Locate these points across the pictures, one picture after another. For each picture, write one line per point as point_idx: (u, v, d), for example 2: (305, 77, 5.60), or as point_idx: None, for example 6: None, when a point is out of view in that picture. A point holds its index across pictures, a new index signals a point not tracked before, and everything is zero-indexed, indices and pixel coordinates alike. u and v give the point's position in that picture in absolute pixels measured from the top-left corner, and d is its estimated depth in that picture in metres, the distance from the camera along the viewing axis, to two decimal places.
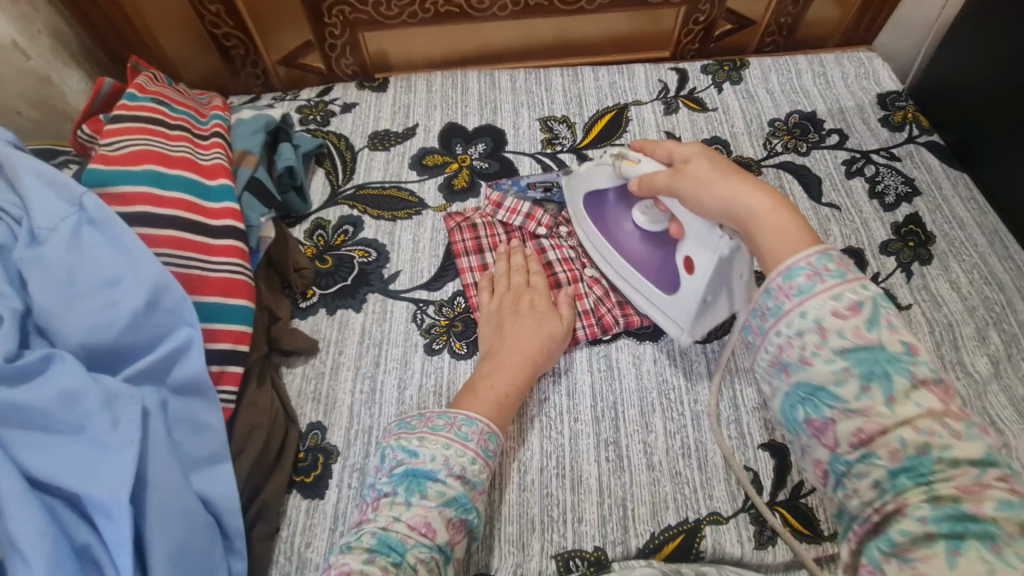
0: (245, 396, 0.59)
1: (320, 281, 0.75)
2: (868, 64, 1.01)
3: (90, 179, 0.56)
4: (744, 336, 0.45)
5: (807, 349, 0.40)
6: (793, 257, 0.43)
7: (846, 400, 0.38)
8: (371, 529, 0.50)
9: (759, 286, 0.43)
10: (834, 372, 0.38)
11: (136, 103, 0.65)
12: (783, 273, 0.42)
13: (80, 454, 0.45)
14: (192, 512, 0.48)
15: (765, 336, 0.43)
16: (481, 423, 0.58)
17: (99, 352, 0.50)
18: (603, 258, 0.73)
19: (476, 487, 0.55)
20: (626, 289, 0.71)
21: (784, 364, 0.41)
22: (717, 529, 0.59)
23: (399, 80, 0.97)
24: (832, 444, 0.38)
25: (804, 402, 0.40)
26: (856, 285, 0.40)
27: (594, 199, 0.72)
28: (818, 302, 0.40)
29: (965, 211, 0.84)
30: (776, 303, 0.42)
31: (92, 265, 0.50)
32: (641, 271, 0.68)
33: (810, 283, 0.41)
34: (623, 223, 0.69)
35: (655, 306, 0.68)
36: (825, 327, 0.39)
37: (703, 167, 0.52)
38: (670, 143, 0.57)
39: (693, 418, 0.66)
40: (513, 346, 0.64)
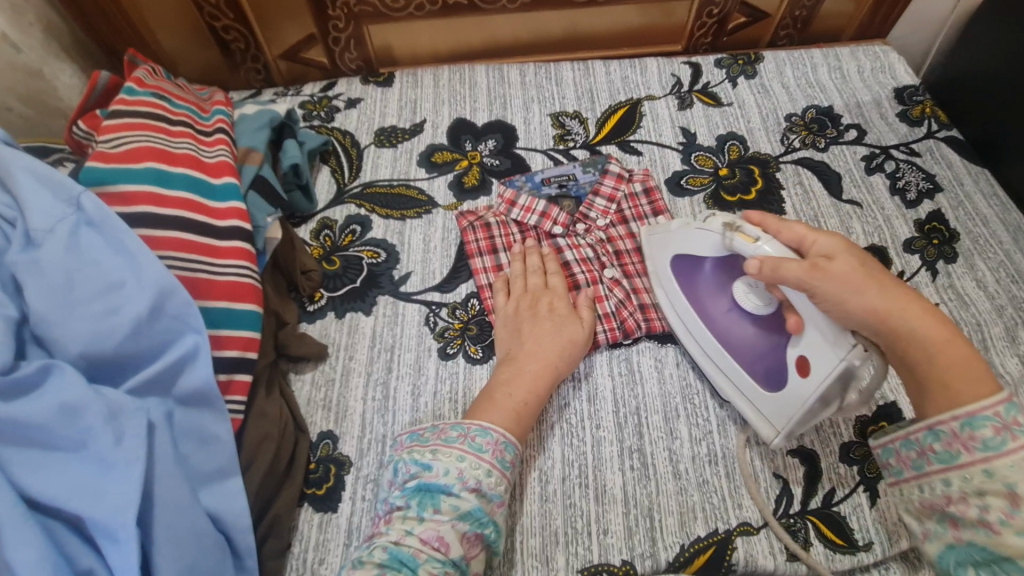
0: (254, 405, 0.56)
1: (327, 283, 0.72)
2: (884, 58, 0.99)
3: (88, 178, 0.53)
4: (899, 465, 0.50)
5: (989, 511, 0.42)
6: (975, 403, 0.44)
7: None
8: (382, 543, 0.48)
9: (924, 425, 0.47)
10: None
11: (135, 98, 0.62)
12: (960, 421, 0.44)
13: (83, 473, 0.42)
14: (202, 532, 0.45)
15: (931, 477, 0.47)
16: (496, 433, 0.55)
17: (101, 362, 0.47)
18: (684, 329, 0.66)
19: (493, 500, 0.52)
20: (709, 369, 0.64)
21: (952, 516, 0.45)
22: (748, 540, 0.57)
23: (405, 75, 0.94)
24: None
25: (979, 563, 0.42)
26: None
27: (685, 261, 0.65)
28: (1007, 461, 0.42)
29: (988, 207, 0.82)
30: (950, 450, 0.45)
31: (92, 270, 0.47)
32: (734, 355, 0.62)
33: (997, 438, 0.43)
34: (720, 299, 0.63)
35: (743, 396, 0.61)
36: (1016, 493, 0.41)
37: (848, 272, 0.51)
38: (797, 229, 0.56)
39: (719, 424, 0.64)
40: (533, 351, 0.62)
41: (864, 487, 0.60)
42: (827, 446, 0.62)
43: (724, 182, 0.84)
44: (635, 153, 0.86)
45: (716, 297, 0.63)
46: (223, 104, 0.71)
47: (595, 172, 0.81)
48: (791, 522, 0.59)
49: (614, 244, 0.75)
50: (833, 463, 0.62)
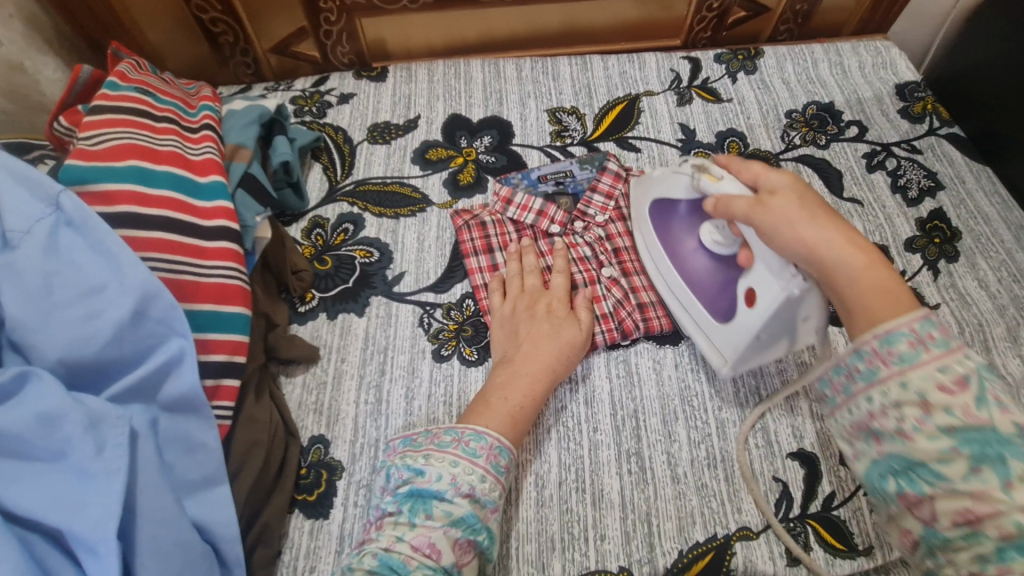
0: (243, 411, 0.55)
1: (319, 283, 0.71)
2: (885, 53, 0.97)
3: (67, 176, 0.51)
4: (822, 390, 0.48)
5: (906, 422, 0.41)
6: (893, 321, 0.44)
7: (950, 478, 0.39)
8: (372, 550, 0.47)
9: (850, 347, 0.45)
10: (939, 450, 0.40)
11: (119, 93, 0.59)
12: (880, 337, 0.43)
13: (61, 484, 0.40)
14: (188, 543, 0.44)
15: (853, 398, 0.45)
16: (491, 438, 0.54)
17: (82, 368, 0.45)
18: (655, 269, 0.68)
19: (487, 506, 0.51)
20: (673, 304, 0.66)
21: (874, 432, 0.43)
22: (747, 545, 0.56)
23: (398, 69, 0.92)
24: (929, 518, 0.40)
25: (899, 474, 0.42)
26: (959, 356, 0.41)
27: (662, 204, 0.67)
28: (922, 372, 0.41)
29: (989, 206, 0.81)
30: (870, 366, 0.44)
31: (72, 273, 0.45)
32: (694, 289, 0.63)
33: (913, 351, 0.42)
34: (688, 237, 0.64)
35: (701, 330, 0.64)
36: (929, 402, 0.41)
37: (790, 205, 0.51)
38: (755, 167, 0.56)
39: (718, 427, 0.63)
40: (531, 354, 0.60)
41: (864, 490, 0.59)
42: (828, 449, 0.62)
43: None
44: (633, 149, 0.85)
45: (682, 235, 0.65)
46: (210, 99, 0.69)
47: (592, 169, 0.80)
48: (791, 526, 0.58)
49: (612, 242, 0.74)
50: (833, 465, 0.61)
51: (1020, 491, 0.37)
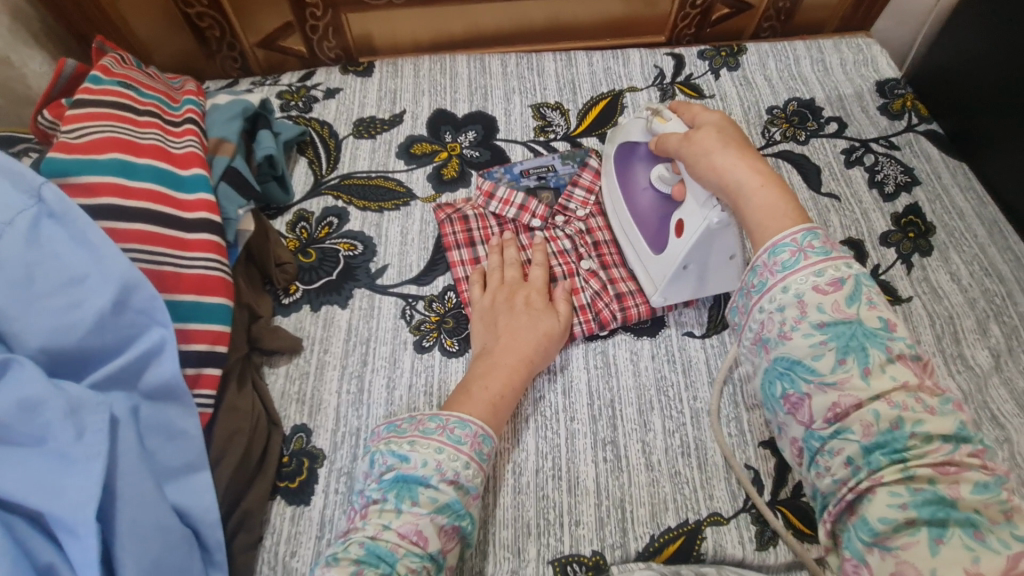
0: (224, 400, 0.56)
1: (303, 275, 0.72)
2: (867, 51, 0.98)
3: (50, 169, 0.52)
4: (732, 317, 0.51)
5: (787, 324, 0.45)
6: (780, 235, 0.48)
7: (821, 372, 0.43)
8: (359, 539, 0.47)
9: (747, 266, 0.49)
10: (811, 346, 0.44)
11: (102, 87, 0.60)
12: (768, 251, 0.48)
13: (42, 468, 0.41)
14: (168, 526, 0.45)
15: (751, 313, 0.48)
16: (475, 425, 0.55)
17: (63, 356, 0.46)
18: (612, 208, 0.73)
19: (470, 492, 0.52)
20: (624, 238, 0.72)
21: (765, 341, 0.47)
22: (717, 530, 0.58)
23: (384, 64, 0.93)
24: (807, 420, 0.44)
25: (783, 376, 0.45)
26: (838, 263, 0.46)
27: (625, 147, 0.72)
28: (800, 277, 0.46)
29: (964, 201, 0.83)
30: (761, 279, 0.48)
31: (54, 263, 0.46)
32: (639, 223, 0.69)
33: (794, 259, 0.47)
34: (641, 177, 0.69)
35: (642, 262, 0.69)
36: (805, 301, 0.45)
37: (710, 135, 0.57)
38: (695, 109, 0.62)
39: (692, 416, 0.64)
40: (509, 345, 0.62)
41: None
42: None
43: None
44: None
45: (636, 174, 0.69)
46: (194, 93, 0.70)
47: (574, 164, 0.81)
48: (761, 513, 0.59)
49: (592, 235, 0.75)
50: None
51: (877, 377, 0.42)
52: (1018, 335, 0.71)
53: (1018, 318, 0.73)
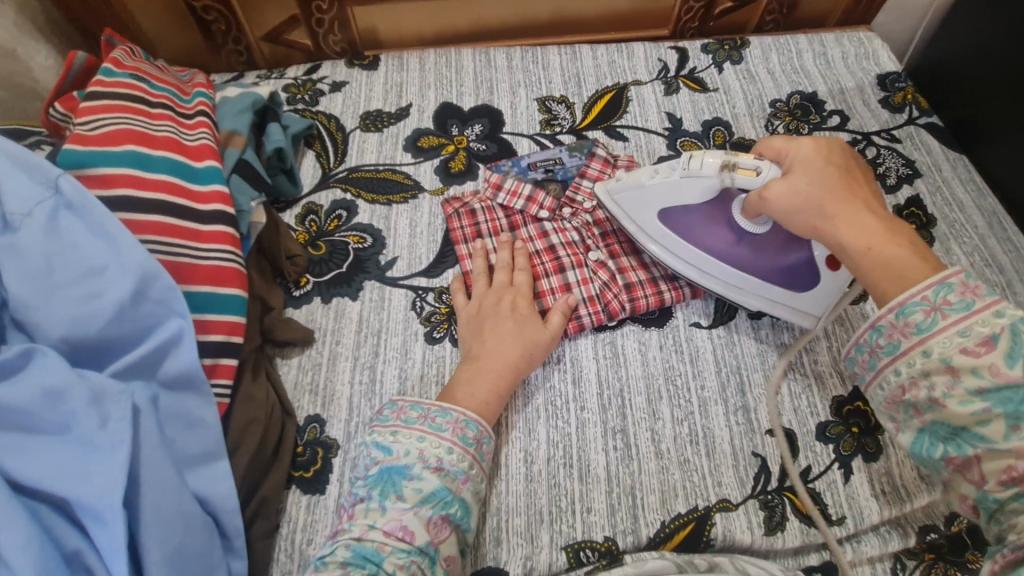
0: (240, 389, 0.57)
1: (313, 268, 0.72)
2: (868, 44, 0.99)
3: (66, 161, 0.52)
4: (855, 368, 0.53)
5: (937, 389, 0.45)
6: (909, 292, 0.48)
7: (991, 439, 0.42)
8: (346, 541, 0.49)
9: (871, 325, 0.50)
10: (972, 413, 0.43)
11: (114, 79, 0.60)
12: (895, 312, 0.48)
13: (67, 456, 0.42)
14: (189, 513, 0.46)
15: (882, 372, 0.49)
16: (456, 412, 0.56)
17: (84, 346, 0.46)
18: (699, 270, 0.67)
19: (456, 478, 0.53)
20: (738, 295, 0.67)
21: (911, 404, 0.47)
22: (727, 516, 0.59)
23: (390, 58, 0.93)
24: (979, 481, 0.43)
25: (946, 440, 0.45)
26: (985, 314, 0.44)
27: (672, 210, 0.66)
28: (942, 338, 0.46)
29: (964, 193, 0.84)
30: (891, 341, 0.48)
31: (74, 254, 0.47)
32: (758, 274, 0.65)
33: (928, 319, 0.46)
34: (720, 231, 0.65)
35: (777, 303, 0.66)
36: (955, 367, 0.44)
37: (812, 184, 0.55)
38: (777, 146, 0.59)
39: (701, 405, 0.65)
40: (494, 351, 0.62)
41: (839, 464, 0.62)
42: (804, 425, 0.64)
43: None
44: (620, 138, 0.87)
45: (710, 232, 0.65)
46: (204, 85, 0.70)
47: (581, 156, 0.81)
48: (768, 498, 0.60)
49: (599, 227, 0.76)
50: (809, 441, 0.63)
51: None
52: None
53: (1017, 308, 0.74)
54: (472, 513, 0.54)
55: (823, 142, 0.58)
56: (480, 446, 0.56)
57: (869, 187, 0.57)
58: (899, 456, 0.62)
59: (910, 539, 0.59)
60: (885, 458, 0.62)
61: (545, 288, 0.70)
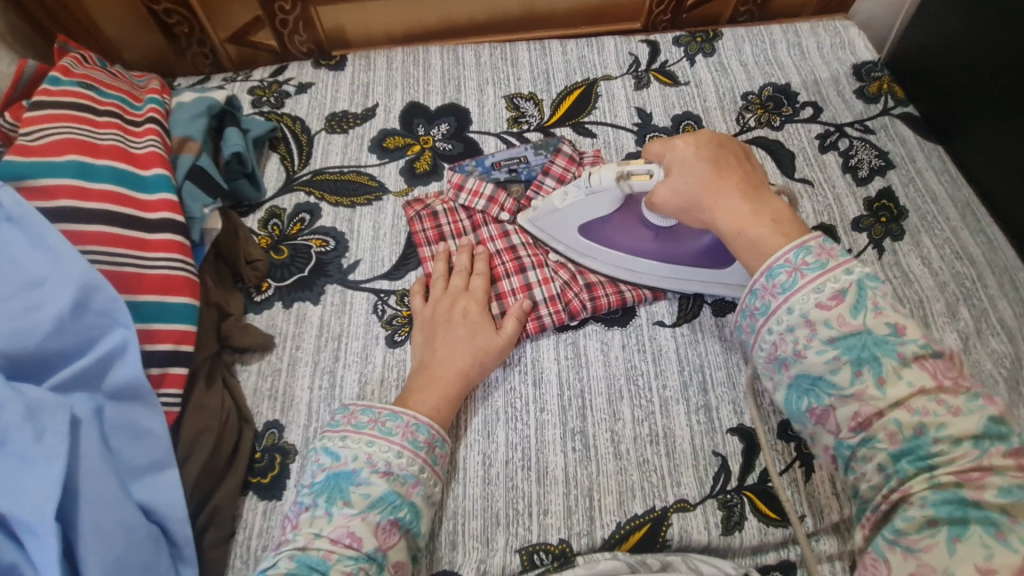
0: (192, 398, 0.57)
1: (274, 272, 0.72)
2: (844, 33, 0.97)
3: (6, 172, 0.52)
4: (739, 335, 0.52)
5: (800, 343, 0.46)
6: (773, 256, 0.48)
7: (840, 386, 0.43)
8: (289, 552, 0.48)
9: (746, 289, 0.50)
10: (826, 361, 0.44)
11: (61, 88, 0.60)
12: (765, 274, 0.48)
13: (1, 470, 0.42)
14: (131, 524, 0.46)
15: (759, 334, 0.49)
16: (407, 416, 0.57)
17: (23, 359, 0.46)
18: (630, 270, 0.69)
19: (407, 482, 0.54)
20: (674, 281, 0.69)
21: (783, 359, 0.47)
22: (684, 516, 0.59)
23: (357, 57, 0.92)
24: (835, 430, 0.44)
25: (808, 393, 0.45)
26: (838, 272, 0.46)
27: (589, 225, 0.68)
28: (802, 296, 0.46)
29: (937, 183, 0.83)
30: (763, 302, 0.48)
31: (12, 267, 0.47)
32: (684, 262, 0.67)
33: (791, 279, 0.47)
34: (637, 231, 0.66)
35: (707, 282, 0.69)
36: (812, 320, 0.45)
37: (689, 182, 0.55)
38: (656, 144, 0.59)
39: (662, 404, 0.65)
40: (445, 359, 0.62)
41: (800, 462, 0.62)
42: (766, 425, 0.64)
43: None
44: (589, 135, 0.86)
45: (628, 235, 0.67)
46: (158, 92, 0.69)
47: (547, 154, 0.80)
48: (727, 498, 0.60)
49: None
50: (771, 440, 0.63)
51: (894, 387, 0.41)
52: (987, 318, 0.72)
53: (987, 301, 0.73)
54: (424, 517, 0.55)
55: (695, 136, 0.57)
56: (434, 449, 0.57)
57: (747, 165, 0.56)
58: None
59: None
60: None
61: (505, 290, 0.70)
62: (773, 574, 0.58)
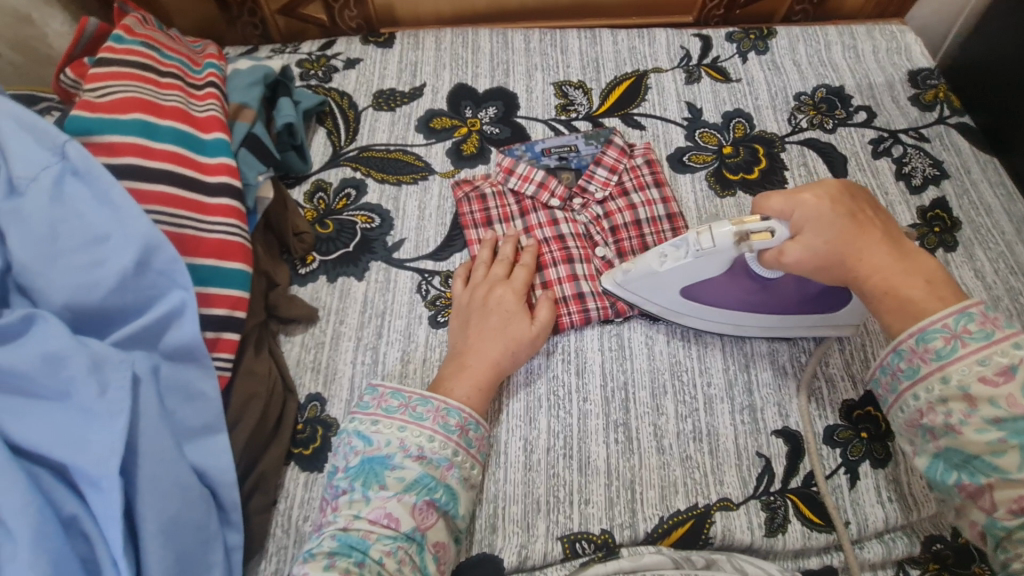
0: (241, 364, 0.57)
1: (320, 246, 0.72)
2: (900, 38, 0.95)
3: (74, 127, 0.52)
4: (873, 388, 0.52)
5: (954, 416, 0.45)
6: (930, 318, 0.47)
7: (1005, 469, 0.42)
8: (331, 531, 0.49)
9: (890, 347, 0.49)
10: (988, 442, 0.43)
11: (124, 46, 0.59)
12: (916, 336, 0.47)
13: (67, 422, 0.42)
14: (186, 485, 0.46)
15: (900, 395, 0.49)
16: (437, 401, 0.56)
17: (86, 314, 0.47)
18: (731, 322, 0.65)
19: (441, 465, 0.53)
20: (780, 330, 0.66)
21: (929, 428, 0.47)
22: (727, 514, 0.58)
23: (406, 36, 0.91)
24: (988, 507, 0.43)
25: (959, 467, 0.45)
26: (1004, 345, 0.44)
27: (690, 286, 0.61)
28: (961, 366, 0.45)
29: (992, 196, 0.81)
30: (911, 364, 0.48)
31: (78, 221, 0.47)
32: (791, 310, 0.63)
33: (949, 346, 0.46)
34: (741, 287, 0.61)
35: (810, 327, 0.65)
36: (972, 395, 0.44)
37: (829, 242, 0.51)
38: (777, 198, 0.52)
39: (706, 402, 0.64)
40: (478, 348, 0.61)
41: (845, 469, 0.61)
42: (813, 429, 0.62)
43: (727, 160, 0.82)
44: (637, 127, 0.85)
45: (733, 290, 0.62)
46: (215, 57, 0.69)
47: (597, 144, 0.79)
48: (771, 500, 0.59)
49: (610, 220, 0.73)
50: (816, 444, 0.62)
51: None
52: None
53: None
54: (461, 499, 0.54)
55: (821, 187, 0.52)
56: (467, 432, 0.56)
57: (877, 213, 0.53)
58: (910, 465, 0.60)
59: (915, 548, 0.58)
60: (894, 465, 0.60)
61: (552, 279, 0.69)
62: None
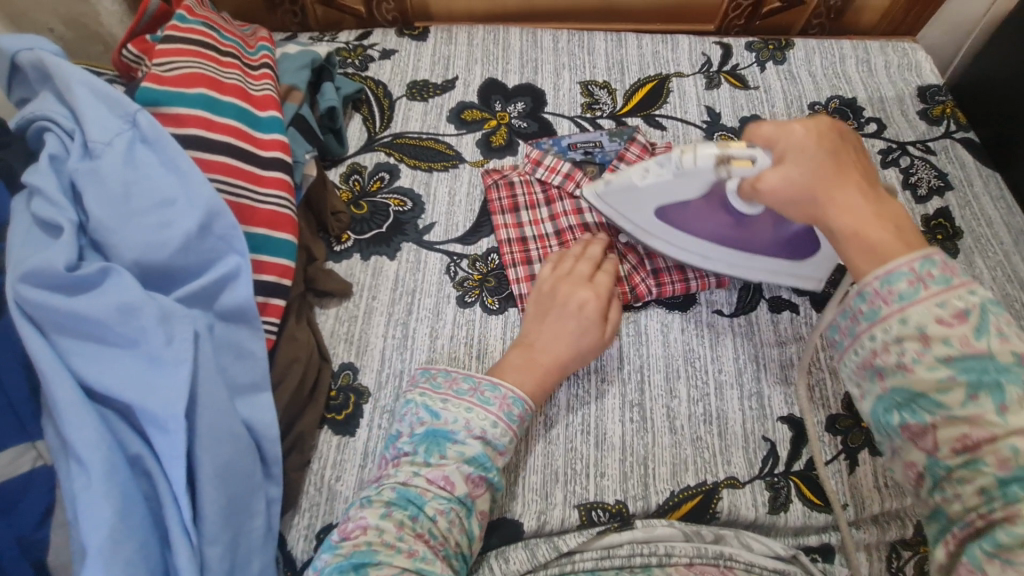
0: (285, 329, 0.61)
1: (355, 226, 0.75)
2: (911, 55, 0.99)
3: (143, 99, 0.56)
4: (829, 335, 0.46)
5: (906, 355, 0.40)
6: (895, 261, 0.42)
7: (949, 407, 0.39)
8: (391, 484, 0.52)
9: (852, 289, 0.44)
10: (938, 380, 0.39)
11: (187, 25, 0.63)
12: (880, 277, 0.42)
13: (135, 368, 0.46)
14: (237, 434, 0.49)
15: (857, 338, 0.43)
16: (504, 389, 0.59)
17: (153, 271, 0.50)
18: (699, 254, 0.69)
19: (497, 448, 0.56)
20: (745, 269, 0.70)
21: (878, 369, 0.42)
22: (733, 492, 0.62)
23: (439, 30, 0.95)
24: (930, 449, 0.39)
25: (901, 407, 0.41)
26: (961, 291, 0.40)
27: (667, 207, 0.65)
28: (921, 309, 0.40)
29: (993, 209, 0.85)
30: (872, 306, 0.42)
31: (148, 184, 0.50)
32: (759, 251, 0.67)
33: (912, 288, 0.41)
34: (714, 218, 0.64)
35: (777, 271, 0.69)
36: (927, 335, 0.40)
37: (806, 174, 0.48)
38: (767, 126, 0.52)
39: (716, 387, 0.68)
40: (551, 345, 0.63)
41: (844, 455, 0.64)
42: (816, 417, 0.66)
43: None
44: (659, 127, 0.88)
45: (708, 220, 0.65)
46: (267, 40, 0.72)
47: (621, 141, 0.83)
48: (774, 480, 0.63)
49: None
50: (819, 431, 0.66)
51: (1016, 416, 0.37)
52: None
53: None
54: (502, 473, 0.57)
55: (813, 122, 0.51)
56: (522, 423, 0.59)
57: (863, 164, 0.51)
58: None
59: (909, 531, 0.61)
60: None
61: None
62: (813, 555, 0.61)
